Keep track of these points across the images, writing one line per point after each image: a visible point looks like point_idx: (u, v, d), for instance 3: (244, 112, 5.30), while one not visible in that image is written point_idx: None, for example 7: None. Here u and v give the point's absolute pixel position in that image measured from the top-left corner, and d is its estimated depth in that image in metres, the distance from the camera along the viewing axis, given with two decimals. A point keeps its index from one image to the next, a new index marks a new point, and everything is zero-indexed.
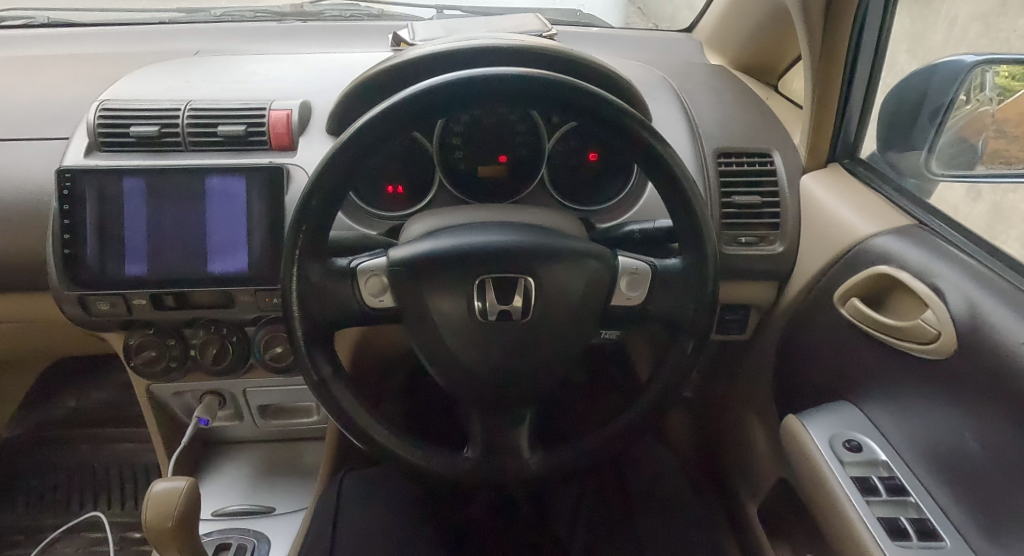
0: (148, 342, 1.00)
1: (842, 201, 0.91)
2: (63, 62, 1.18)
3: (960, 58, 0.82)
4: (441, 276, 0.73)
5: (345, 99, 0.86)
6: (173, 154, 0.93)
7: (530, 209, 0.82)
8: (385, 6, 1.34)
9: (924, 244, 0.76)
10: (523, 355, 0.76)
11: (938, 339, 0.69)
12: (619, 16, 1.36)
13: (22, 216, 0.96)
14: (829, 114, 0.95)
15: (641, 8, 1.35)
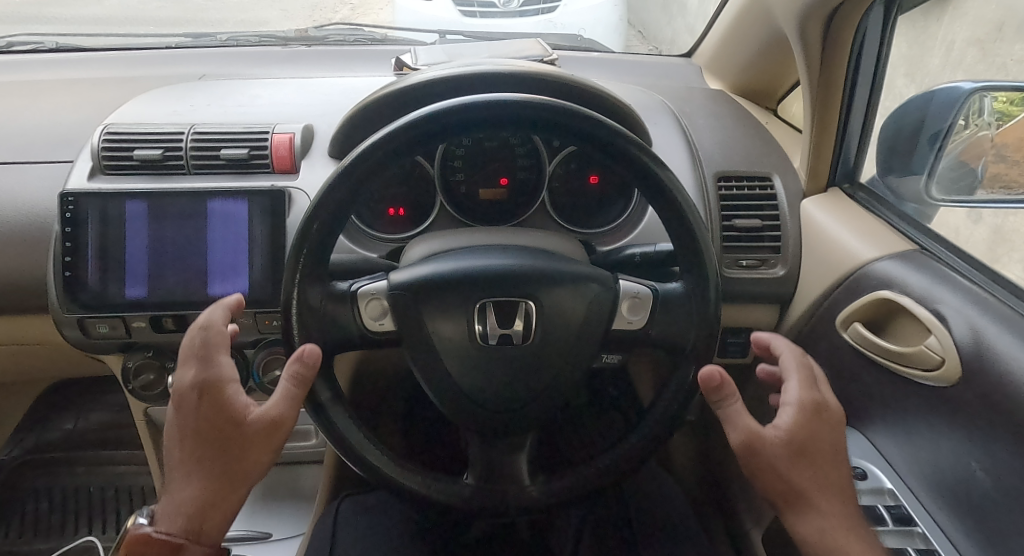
0: (146, 365, 0.96)
1: (842, 224, 0.91)
2: (70, 87, 1.20)
3: (959, 83, 0.83)
4: (441, 300, 0.73)
5: (348, 124, 0.87)
6: (177, 177, 0.94)
7: (531, 234, 0.84)
8: (389, 31, 1.36)
9: (927, 270, 0.76)
10: (523, 381, 0.75)
11: (943, 365, 0.68)
12: (621, 41, 1.43)
13: (24, 238, 0.97)
14: (829, 139, 0.95)
15: (639, 31, 1.45)
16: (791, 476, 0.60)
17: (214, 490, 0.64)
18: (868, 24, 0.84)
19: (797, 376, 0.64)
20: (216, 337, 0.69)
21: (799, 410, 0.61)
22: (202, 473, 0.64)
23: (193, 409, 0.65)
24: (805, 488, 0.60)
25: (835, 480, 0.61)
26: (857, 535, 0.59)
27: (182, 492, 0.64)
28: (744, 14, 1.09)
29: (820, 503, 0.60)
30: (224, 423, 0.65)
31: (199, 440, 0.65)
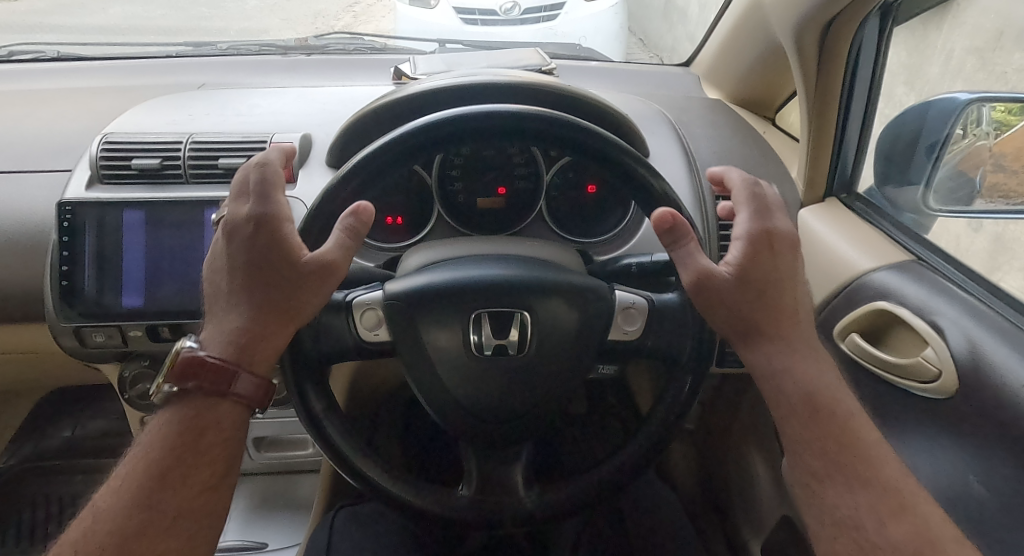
0: (141, 374, 0.99)
1: (840, 235, 0.90)
2: (71, 96, 1.21)
3: (955, 95, 0.82)
4: (437, 309, 0.73)
5: (344, 133, 0.87)
6: (175, 186, 0.94)
7: (528, 243, 0.83)
8: (389, 40, 1.37)
9: (924, 281, 0.76)
10: (519, 390, 0.75)
11: (940, 378, 0.68)
12: (619, 48, 1.50)
13: (25, 248, 0.97)
14: (825, 148, 0.94)
15: (640, 38, 1.51)
16: (740, 306, 0.65)
17: (265, 325, 0.63)
18: (864, 34, 0.84)
19: (747, 209, 0.68)
20: (272, 171, 0.66)
21: (748, 241, 0.65)
22: (254, 306, 0.63)
23: (249, 241, 0.63)
24: (755, 319, 0.64)
25: (791, 305, 0.65)
26: (804, 357, 0.64)
27: (235, 323, 0.63)
28: (741, 25, 1.09)
29: (770, 328, 0.64)
30: (279, 259, 0.63)
31: (254, 272, 0.63)
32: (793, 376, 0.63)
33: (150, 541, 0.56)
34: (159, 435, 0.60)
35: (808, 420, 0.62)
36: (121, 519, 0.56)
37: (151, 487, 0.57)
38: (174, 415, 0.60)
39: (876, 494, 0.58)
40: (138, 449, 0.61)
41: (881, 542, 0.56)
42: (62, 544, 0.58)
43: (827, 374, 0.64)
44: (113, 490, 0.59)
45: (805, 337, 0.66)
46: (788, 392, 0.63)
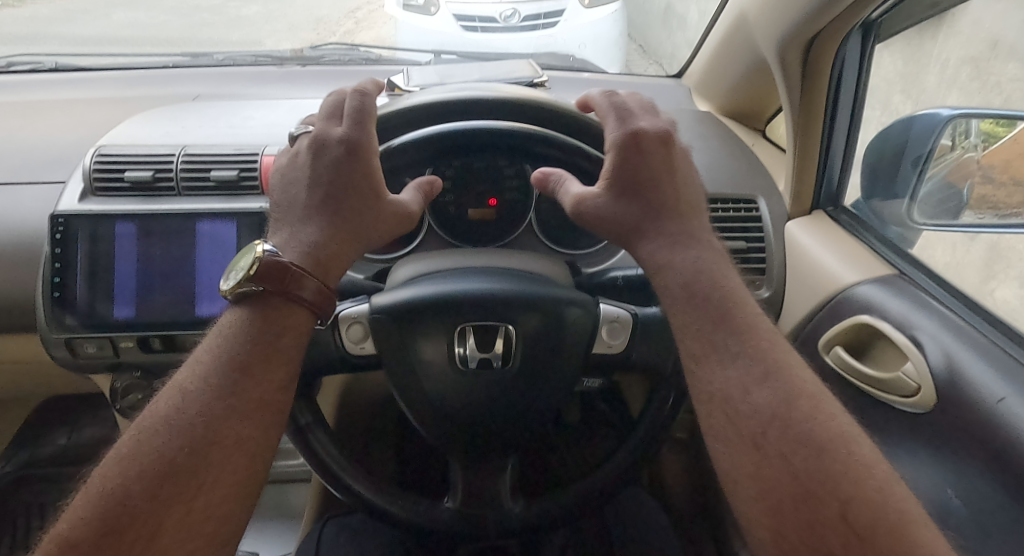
0: (134, 385, 0.99)
1: (825, 247, 0.91)
2: (68, 107, 1.22)
3: (938, 110, 0.85)
4: (422, 322, 0.74)
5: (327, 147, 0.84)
6: (167, 199, 0.95)
7: (516, 255, 0.84)
8: (384, 51, 1.38)
9: (904, 295, 0.77)
10: (504, 402, 0.76)
11: (919, 392, 0.69)
12: (620, 55, 1.56)
13: (21, 260, 0.99)
14: (811, 162, 0.94)
15: (642, 47, 1.57)
16: (619, 212, 0.75)
17: (342, 235, 0.73)
18: (846, 50, 0.84)
19: (615, 122, 0.78)
20: (367, 102, 0.76)
21: (614, 147, 0.75)
22: (334, 217, 0.74)
23: (341, 161, 0.74)
24: (628, 217, 0.75)
25: (661, 203, 0.75)
26: (682, 246, 0.71)
27: (315, 228, 0.73)
28: (731, 37, 1.08)
29: (643, 226, 0.74)
30: (364, 180, 0.74)
31: (339, 188, 0.74)
32: (675, 268, 0.69)
33: (237, 433, 0.57)
34: (237, 329, 0.62)
35: (677, 298, 0.66)
36: (204, 412, 0.57)
37: (236, 380, 0.59)
38: (250, 310, 0.63)
39: (748, 363, 0.59)
40: (213, 346, 0.61)
41: (749, 405, 0.57)
42: (132, 436, 0.57)
43: (700, 257, 0.70)
44: (189, 385, 0.59)
45: (679, 230, 0.74)
46: (659, 277, 0.70)
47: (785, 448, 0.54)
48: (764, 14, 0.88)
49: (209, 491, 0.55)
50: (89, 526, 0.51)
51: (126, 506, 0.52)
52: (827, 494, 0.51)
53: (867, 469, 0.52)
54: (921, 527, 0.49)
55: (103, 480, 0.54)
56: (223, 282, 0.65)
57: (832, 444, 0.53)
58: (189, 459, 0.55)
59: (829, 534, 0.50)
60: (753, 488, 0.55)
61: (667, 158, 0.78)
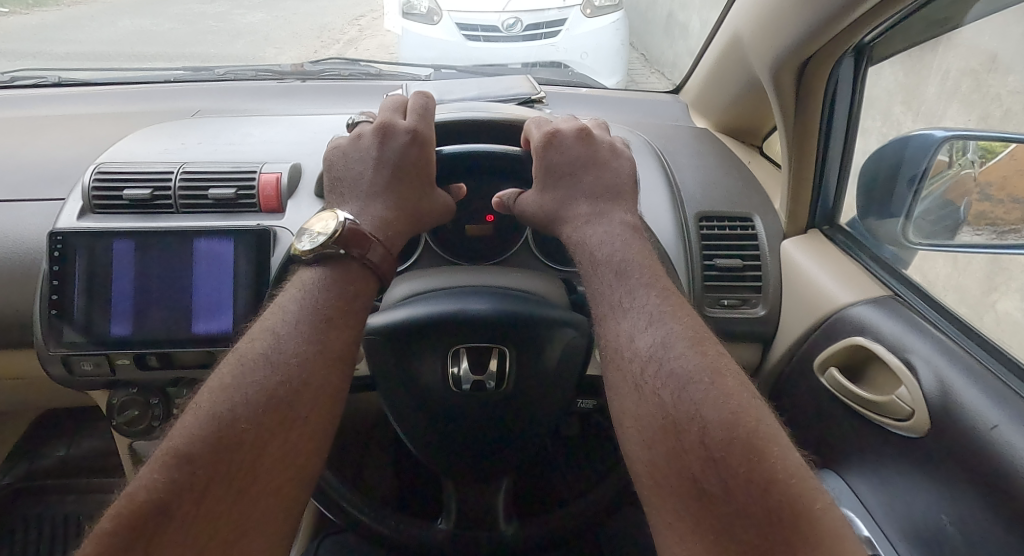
0: (131, 401, 0.99)
1: (821, 267, 0.91)
2: (70, 123, 1.23)
3: (932, 130, 0.83)
4: (417, 344, 0.75)
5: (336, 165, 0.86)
6: (165, 216, 0.96)
7: (511, 273, 0.84)
8: (384, 66, 1.39)
9: (899, 317, 0.77)
10: (496, 423, 0.79)
11: (913, 417, 0.69)
12: (623, 63, 1.56)
13: (22, 277, 1.00)
14: (806, 180, 0.95)
15: (643, 56, 1.58)
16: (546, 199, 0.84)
17: (397, 219, 0.80)
18: (839, 72, 0.84)
19: (533, 122, 0.83)
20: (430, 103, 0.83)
21: (534, 152, 0.81)
22: (393, 201, 0.81)
23: (406, 149, 0.80)
24: (550, 206, 0.84)
25: (581, 190, 0.84)
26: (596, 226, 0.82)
27: (375, 209, 0.80)
28: (725, 57, 1.09)
29: (564, 214, 0.84)
30: (423, 171, 0.81)
31: (400, 175, 0.81)
32: (585, 247, 0.79)
33: (325, 375, 0.64)
34: (315, 284, 0.71)
35: (587, 269, 0.78)
36: (298, 353, 0.64)
37: (325, 330, 0.67)
38: (327, 270, 0.72)
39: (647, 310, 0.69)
40: (298, 300, 0.69)
41: (634, 353, 0.67)
42: (232, 370, 0.63)
43: (610, 233, 0.80)
44: (282, 331, 0.66)
45: (596, 210, 0.83)
46: (576, 252, 0.81)
47: (660, 384, 0.63)
48: (757, 36, 0.89)
49: (303, 424, 0.61)
50: (205, 442, 0.57)
51: (236, 427, 0.59)
52: (692, 423, 0.59)
53: (729, 397, 0.60)
54: (771, 444, 0.56)
55: (210, 404, 0.60)
56: (298, 240, 0.75)
57: (699, 377, 0.62)
58: (288, 393, 0.62)
59: (693, 455, 0.57)
60: (635, 425, 0.63)
61: (586, 149, 0.87)
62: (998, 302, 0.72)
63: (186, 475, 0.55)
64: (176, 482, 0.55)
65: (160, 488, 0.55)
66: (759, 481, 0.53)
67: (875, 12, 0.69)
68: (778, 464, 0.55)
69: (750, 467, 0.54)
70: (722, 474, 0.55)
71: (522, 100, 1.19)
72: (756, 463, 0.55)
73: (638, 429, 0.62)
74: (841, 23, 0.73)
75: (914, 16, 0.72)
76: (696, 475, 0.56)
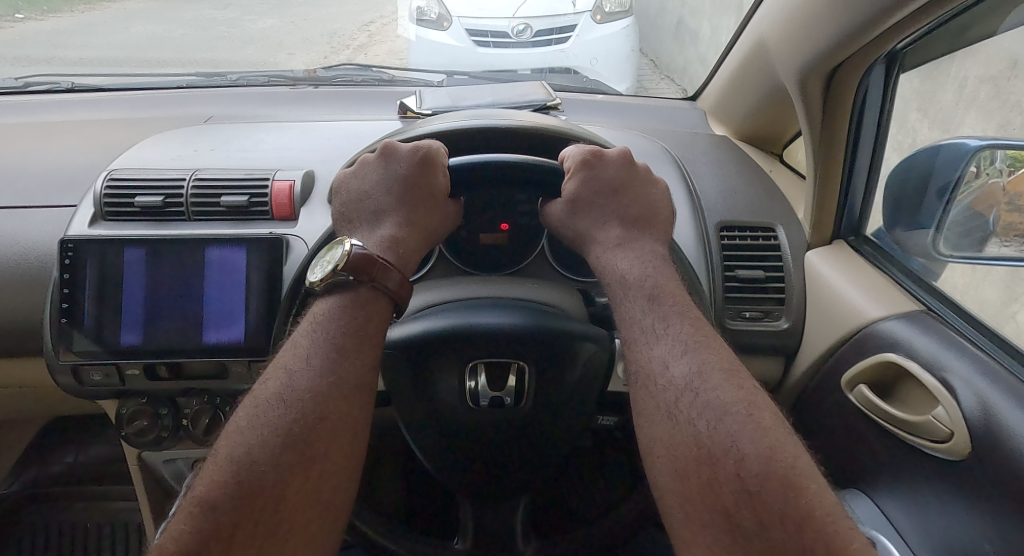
0: (139, 411, 0.98)
1: (848, 279, 0.88)
2: (82, 129, 1.23)
3: (965, 139, 0.78)
4: (437, 359, 0.76)
5: (343, 182, 0.85)
6: (177, 224, 0.95)
7: (529, 285, 0.85)
8: (396, 71, 1.37)
9: (934, 334, 0.74)
10: (514, 441, 0.81)
11: (952, 438, 0.66)
12: (635, 68, 1.55)
13: (34, 285, 0.99)
14: (833, 188, 0.92)
15: (655, 61, 1.57)
16: (577, 219, 0.83)
17: (411, 244, 0.79)
18: (870, 79, 0.82)
19: (578, 148, 0.80)
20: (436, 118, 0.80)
21: (572, 169, 0.80)
22: (407, 226, 0.80)
23: (415, 169, 0.78)
24: (582, 227, 0.83)
25: (614, 213, 0.83)
26: (626, 250, 0.81)
27: (388, 235, 0.79)
28: (746, 63, 1.06)
29: (595, 235, 0.82)
30: (434, 192, 0.79)
31: (411, 198, 0.79)
32: (614, 270, 0.79)
33: (341, 409, 0.65)
34: (328, 316, 0.71)
35: (617, 293, 0.76)
36: (311, 389, 0.65)
37: (337, 363, 0.67)
38: (340, 297, 0.72)
39: (680, 333, 0.69)
40: (311, 336, 0.70)
41: (668, 381, 0.65)
42: (250, 414, 0.65)
43: (641, 260, 0.79)
44: (295, 369, 0.67)
45: (627, 236, 0.83)
46: (604, 274, 0.80)
47: (696, 414, 0.62)
48: (784, 41, 0.87)
49: (322, 460, 0.62)
50: (228, 488, 0.59)
51: (255, 470, 0.60)
52: (726, 456, 0.58)
53: (766, 430, 0.59)
54: (808, 480, 0.55)
55: (231, 450, 0.62)
56: (311, 272, 0.75)
57: (736, 409, 0.61)
58: (304, 432, 0.63)
59: (726, 489, 0.56)
60: (667, 453, 0.62)
61: (625, 170, 0.85)
62: (1017, 313, 0.71)
63: (209, 522, 0.57)
64: (200, 531, 0.56)
65: (188, 538, 0.55)
66: (792, 516, 0.52)
67: (911, 20, 0.67)
68: (815, 500, 0.53)
69: (785, 502, 0.53)
70: (755, 508, 0.54)
71: (538, 107, 1.18)
72: (792, 498, 0.53)
73: (670, 459, 0.61)
74: (874, 30, 0.70)
75: (950, 26, 0.70)
76: (729, 508, 0.55)
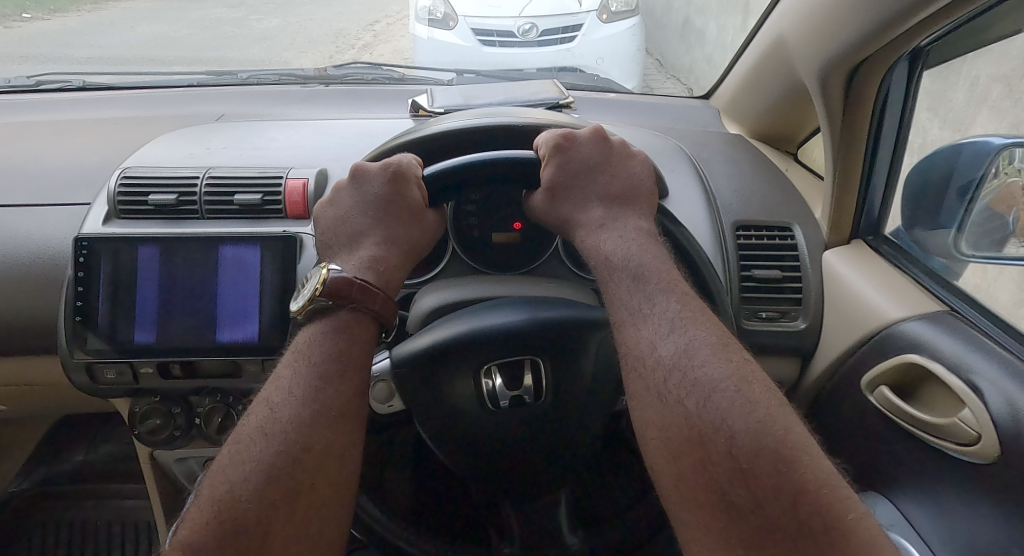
0: (152, 410, 0.97)
1: (866, 280, 0.87)
2: (94, 128, 1.23)
3: (987, 139, 0.79)
4: (449, 361, 0.76)
5: (323, 213, 0.84)
6: (191, 222, 0.94)
7: (544, 285, 0.84)
8: (407, 70, 1.36)
9: (958, 334, 0.73)
10: (540, 441, 0.80)
11: (979, 441, 0.65)
12: (640, 69, 1.55)
13: (50, 283, 0.99)
14: (851, 188, 0.91)
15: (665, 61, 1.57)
16: (556, 202, 0.80)
17: (394, 261, 0.77)
18: (892, 78, 0.81)
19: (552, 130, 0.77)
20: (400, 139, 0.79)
21: (548, 157, 0.76)
22: (387, 243, 0.77)
23: (387, 188, 0.77)
24: (563, 209, 0.80)
25: (594, 194, 0.80)
26: (608, 229, 0.78)
27: (368, 254, 0.77)
28: (764, 61, 1.05)
29: (577, 217, 0.79)
30: (410, 207, 0.78)
31: (388, 215, 0.78)
32: (598, 253, 0.76)
33: (326, 437, 0.64)
34: (312, 342, 0.70)
35: (604, 275, 0.74)
36: (294, 420, 0.64)
37: (320, 390, 0.66)
38: (323, 324, 0.71)
39: (670, 311, 0.68)
40: (294, 366, 0.69)
41: (656, 360, 0.64)
42: (233, 452, 0.64)
43: (625, 239, 0.76)
44: (276, 401, 0.66)
45: (610, 215, 0.79)
46: (590, 257, 0.77)
47: (685, 394, 0.61)
48: (804, 37, 0.86)
49: (309, 492, 0.62)
50: (213, 529, 0.58)
51: (240, 507, 0.59)
52: (717, 433, 0.57)
53: (756, 404, 0.58)
54: (801, 453, 0.54)
55: (215, 491, 0.61)
56: (295, 301, 0.74)
57: (725, 385, 0.60)
58: (288, 463, 0.62)
59: (718, 468, 0.56)
60: (660, 435, 0.60)
61: (599, 149, 0.82)
62: None
63: None
64: None
65: None
66: (786, 491, 0.52)
67: (937, 17, 0.66)
68: (809, 475, 0.53)
69: (778, 478, 0.53)
70: (750, 487, 0.53)
71: (550, 105, 1.17)
72: (785, 474, 0.53)
73: (662, 442, 0.60)
74: (898, 27, 0.69)
75: (975, 23, 0.69)
76: (723, 487, 0.55)
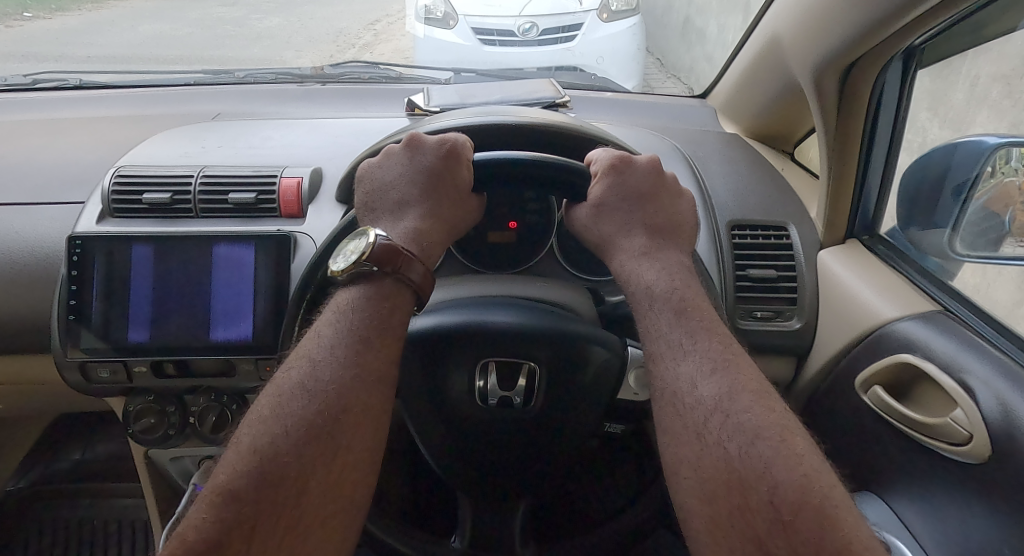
0: (147, 408, 0.97)
1: (862, 280, 0.87)
2: (90, 127, 1.22)
3: (982, 138, 0.76)
4: (445, 354, 0.76)
5: (362, 167, 0.81)
6: (185, 221, 0.94)
7: (538, 284, 0.84)
8: (405, 69, 1.36)
9: (951, 335, 0.73)
10: (518, 437, 0.81)
11: (971, 442, 0.65)
12: (638, 68, 1.55)
13: (43, 281, 0.99)
14: (846, 188, 0.91)
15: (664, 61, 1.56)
16: (601, 222, 0.81)
17: (436, 239, 0.77)
18: (885, 80, 0.81)
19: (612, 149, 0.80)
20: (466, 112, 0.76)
21: (599, 173, 0.78)
22: (432, 219, 0.77)
23: (445, 165, 0.75)
24: (607, 230, 0.81)
25: (639, 220, 0.81)
26: (651, 260, 0.78)
27: (412, 228, 0.77)
28: (759, 61, 1.05)
29: (618, 242, 0.80)
30: (460, 187, 0.77)
31: (438, 192, 0.77)
32: (637, 278, 0.76)
33: (363, 403, 0.64)
34: (353, 306, 0.69)
35: (642, 304, 0.74)
36: (335, 380, 0.64)
37: (361, 354, 0.66)
38: (363, 292, 0.70)
39: (714, 350, 0.68)
40: (334, 325, 0.69)
41: (696, 400, 0.64)
42: (273, 403, 0.64)
43: (667, 271, 0.77)
44: (319, 358, 0.66)
45: (653, 245, 0.80)
46: (626, 283, 0.77)
47: (726, 437, 0.60)
48: (798, 38, 0.86)
49: (344, 456, 0.62)
50: (250, 478, 0.58)
51: (278, 461, 0.59)
52: (759, 482, 0.57)
53: (800, 458, 0.58)
54: (844, 511, 0.53)
55: (253, 440, 0.61)
56: (333, 260, 0.72)
57: (769, 433, 0.60)
58: (328, 423, 0.62)
59: (761, 517, 0.55)
60: (696, 477, 0.60)
61: (653, 179, 0.83)
62: None
63: (231, 514, 0.56)
64: (222, 521, 0.56)
65: (208, 528, 0.55)
66: (829, 549, 0.51)
67: (930, 15, 0.65)
68: (853, 533, 0.52)
69: (823, 535, 0.52)
70: (790, 539, 0.53)
71: (546, 104, 1.17)
72: (829, 531, 0.52)
73: (698, 483, 0.60)
74: (889, 26, 0.69)
75: (969, 22, 0.68)
76: (761, 537, 0.54)
